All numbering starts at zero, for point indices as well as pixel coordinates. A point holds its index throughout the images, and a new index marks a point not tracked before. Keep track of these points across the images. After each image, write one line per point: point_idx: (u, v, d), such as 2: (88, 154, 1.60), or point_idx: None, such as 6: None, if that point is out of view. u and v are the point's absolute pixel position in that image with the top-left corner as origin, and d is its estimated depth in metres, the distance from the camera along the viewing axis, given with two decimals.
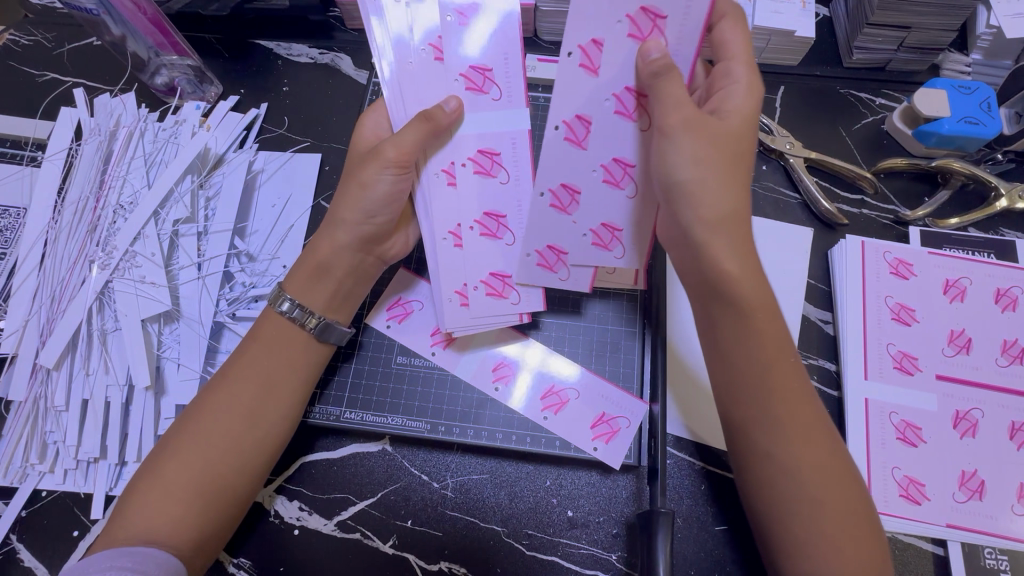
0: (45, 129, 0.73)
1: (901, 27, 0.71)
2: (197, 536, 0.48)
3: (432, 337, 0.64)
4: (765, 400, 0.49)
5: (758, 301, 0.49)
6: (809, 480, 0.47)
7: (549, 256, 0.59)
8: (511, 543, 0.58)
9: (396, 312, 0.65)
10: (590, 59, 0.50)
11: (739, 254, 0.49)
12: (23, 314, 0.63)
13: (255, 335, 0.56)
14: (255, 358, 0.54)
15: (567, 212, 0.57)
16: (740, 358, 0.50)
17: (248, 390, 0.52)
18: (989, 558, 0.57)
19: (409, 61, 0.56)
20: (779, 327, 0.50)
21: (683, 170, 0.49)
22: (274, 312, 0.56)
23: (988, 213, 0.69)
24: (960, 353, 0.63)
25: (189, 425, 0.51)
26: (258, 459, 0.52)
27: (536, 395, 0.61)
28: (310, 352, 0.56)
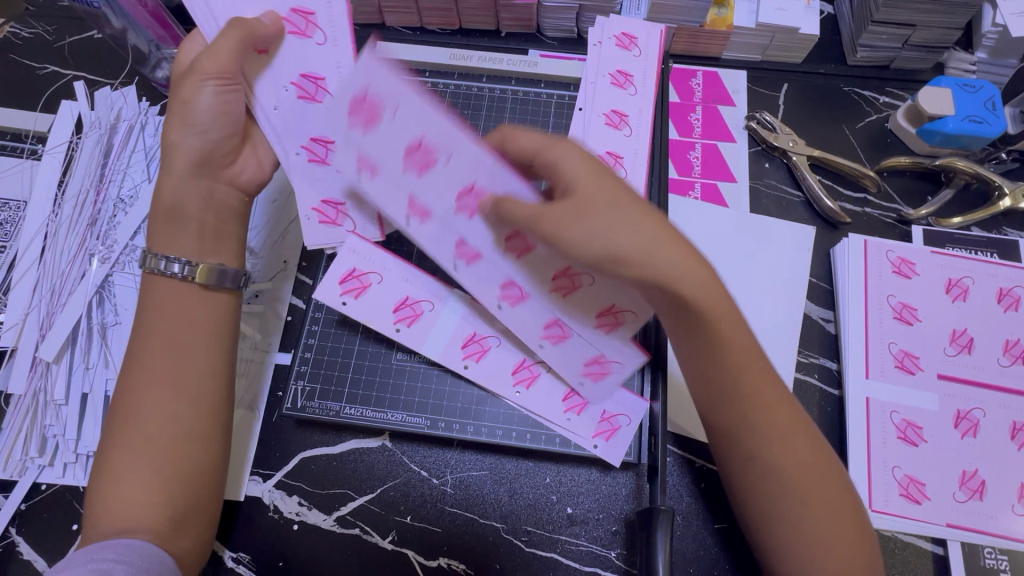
0: (46, 122, 0.72)
1: (906, 25, 0.71)
2: (171, 513, 0.47)
3: (463, 350, 0.60)
4: (744, 413, 0.47)
5: (727, 318, 0.45)
6: (792, 483, 0.46)
7: (605, 319, 0.52)
8: (510, 540, 0.58)
9: (352, 286, 0.60)
10: (455, 145, 0.49)
11: (698, 261, 0.44)
12: (22, 307, 0.63)
13: (150, 307, 0.51)
14: (161, 328, 0.50)
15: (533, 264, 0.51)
16: (714, 376, 0.47)
17: (165, 361, 0.49)
18: (989, 558, 0.57)
19: (299, 151, 0.58)
20: (747, 331, 0.46)
21: (595, 246, 0.43)
22: (153, 275, 0.51)
23: (992, 212, 0.69)
24: (961, 352, 0.63)
25: (120, 415, 0.48)
26: (195, 423, 0.49)
27: (557, 395, 0.59)
28: (213, 304, 0.53)
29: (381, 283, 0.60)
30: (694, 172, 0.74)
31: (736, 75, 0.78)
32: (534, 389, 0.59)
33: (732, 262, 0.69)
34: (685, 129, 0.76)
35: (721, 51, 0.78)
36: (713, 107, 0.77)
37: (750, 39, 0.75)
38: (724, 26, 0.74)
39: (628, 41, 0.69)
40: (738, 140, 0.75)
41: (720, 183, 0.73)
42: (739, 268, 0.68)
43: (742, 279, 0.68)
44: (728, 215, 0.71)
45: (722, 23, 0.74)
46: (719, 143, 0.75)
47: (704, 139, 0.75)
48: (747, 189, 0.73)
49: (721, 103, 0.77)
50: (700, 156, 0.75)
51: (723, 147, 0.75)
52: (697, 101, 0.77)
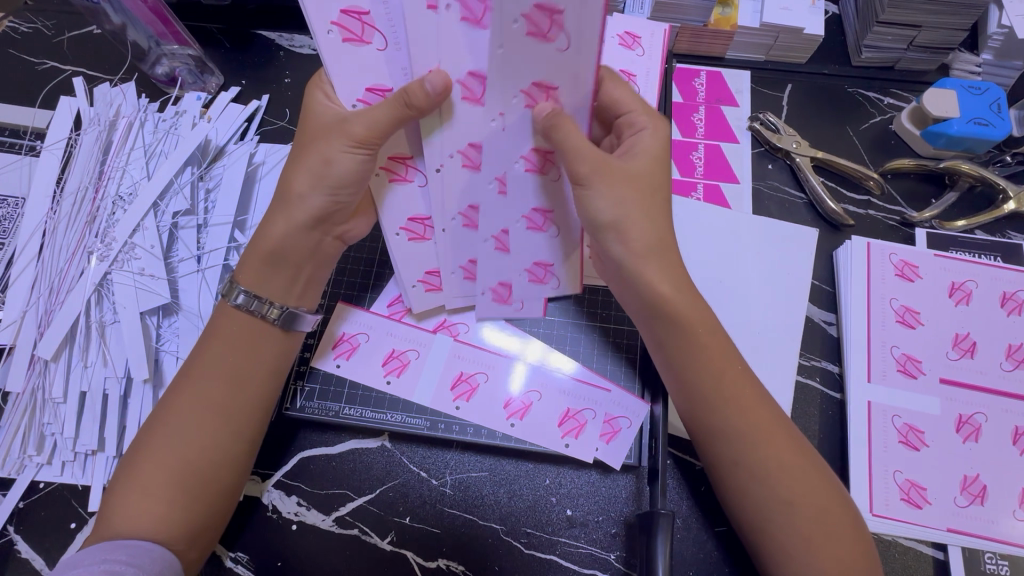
0: (44, 118, 0.72)
1: (911, 26, 0.70)
2: (185, 531, 0.47)
3: (452, 391, 0.61)
4: (723, 410, 0.49)
5: (695, 317, 0.51)
6: (776, 483, 0.47)
7: (537, 270, 0.60)
8: (510, 542, 0.58)
9: (342, 349, 0.62)
10: (471, 90, 0.51)
11: (670, 276, 0.51)
12: (21, 304, 0.63)
13: (213, 332, 0.53)
14: (218, 352, 0.52)
15: (543, 230, 0.58)
16: (694, 373, 0.51)
17: (217, 385, 0.50)
18: (990, 564, 0.57)
19: (329, 30, 0.50)
20: (723, 338, 0.52)
21: (605, 211, 0.50)
22: (229, 307, 0.53)
23: (996, 216, 0.69)
24: (964, 357, 0.62)
25: (160, 425, 0.49)
26: (233, 449, 0.50)
27: (553, 422, 0.60)
28: (277, 342, 0.54)
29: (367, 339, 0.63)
30: (697, 173, 0.73)
31: (740, 74, 0.77)
32: (529, 419, 0.60)
33: (735, 264, 0.68)
34: (688, 129, 0.75)
35: (725, 51, 0.78)
36: (717, 107, 0.76)
37: (755, 38, 0.75)
38: (728, 26, 0.73)
39: (632, 40, 0.69)
40: (741, 140, 0.74)
41: (723, 184, 0.73)
42: (741, 270, 0.68)
43: (745, 282, 0.68)
44: (731, 217, 0.70)
45: (726, 22, 0.73)
46: (722, 143, 0.74)
47: (707, 140, 0.75)
48: (750, 190, 0.73)
49: (725, 103, 0.76)
50: (703, 156, 0.74)
51: (727, 148, 0.74)
52: (700, 101, 0.77)
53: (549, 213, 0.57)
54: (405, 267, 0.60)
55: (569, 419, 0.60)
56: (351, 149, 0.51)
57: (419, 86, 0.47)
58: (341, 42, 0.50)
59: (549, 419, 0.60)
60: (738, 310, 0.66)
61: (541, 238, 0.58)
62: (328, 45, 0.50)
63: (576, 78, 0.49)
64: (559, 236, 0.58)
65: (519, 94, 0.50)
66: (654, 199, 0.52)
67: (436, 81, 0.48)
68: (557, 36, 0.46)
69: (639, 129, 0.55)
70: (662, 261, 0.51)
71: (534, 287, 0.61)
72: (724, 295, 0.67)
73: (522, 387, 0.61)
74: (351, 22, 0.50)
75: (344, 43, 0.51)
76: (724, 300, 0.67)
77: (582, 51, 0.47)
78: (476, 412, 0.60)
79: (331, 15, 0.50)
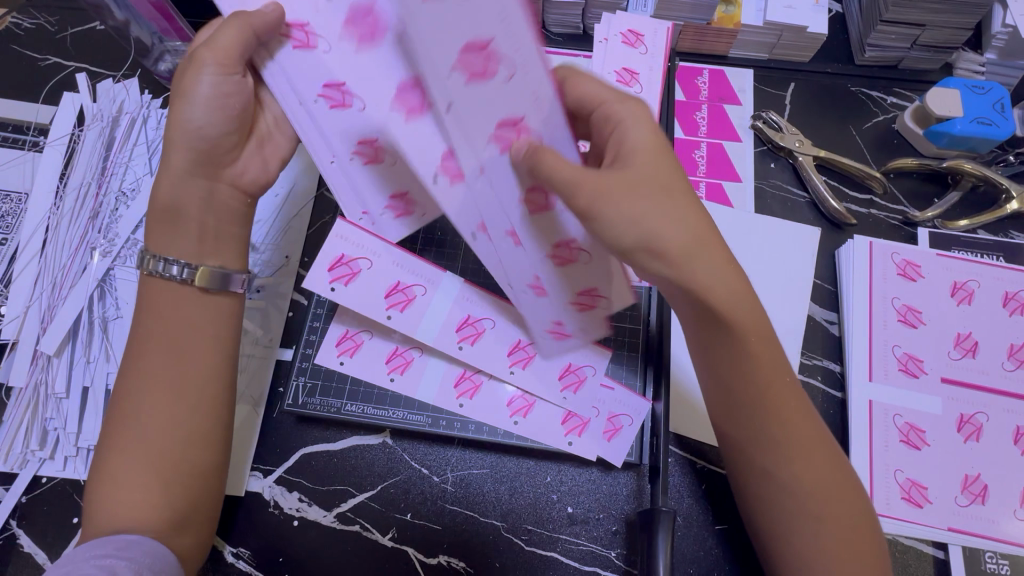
0: (48, 114, 0.72)
1: (915, 25, 0.70)
2: (169, 515, 0.47)
3: (457, 332, 0.58)
4: (763, 427, 0.48)
5: (751, 328, 0.45)
6: (812, 499, 0.47)
7: (584, 299, 0.54)
8: (510, 539, 0.58)
9: (346, 345, 0.60)
10: (450, 165, 0.46)
11: (719, 273, 0.44)
12: (24, 300, 0.63)
13: (144, 309, 0.51)
14: (158, 332, 0.50)
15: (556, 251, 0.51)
16: (740, 389, 0.48)
17: (165, 364, 0.49)
18: (990, 563, 0.57)
19: (315, 99, 0.49)
20: (774, 350, 0.47)
21: (627, 233, 0.44)
22: (148, 277, 0.51)
23: (999, 215, 0.68)
24: (966, 356, 0.62)
25: (119, 419, 0.48)
26: (196, 427, 0.49)
27: (556, 417, 0.60)
28: (210, 310, 0.52)
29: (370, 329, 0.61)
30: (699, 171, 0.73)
31: (743, 73, 0.77)
32: (532, 417, 0.60)
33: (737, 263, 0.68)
34: (690, 128, 0.75)
35: (728, 49, 0.77)
36: (719, 106, 0.76)
37: (758, 37, 0.75)
38: (732, 24, 0.73)
39: (635, 37, 0.69)
40: (744, 139, 0.75)
41: (725, 183, 0.73)
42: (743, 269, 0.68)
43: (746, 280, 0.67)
44: (733, 215, 0.70)
45: (730, 20, 0.73)
46: (725, 142, 0.74)
47: (710, 138, 0.75)
48: (752, 189, 0.72)
49: (727, 102, 0.76)
50: (705, 154, 0.74)
51: (729, 146, 0.74)
52: (703, 100, 0.77)
53: (574, 243, 0.51)
54: (368, 195, 0.55)
55: (573, 416, 0.59)
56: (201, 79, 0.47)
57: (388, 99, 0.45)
58: (329, 110, 0.49)
59: (552, 413, 0.60)
60: None
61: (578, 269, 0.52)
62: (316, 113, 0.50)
63: (535, 100, 0.44)
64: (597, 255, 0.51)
65: (412, 75, 0.46)
66: (673, 197, 0.45)
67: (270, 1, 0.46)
68: (498, 66, 0.41)
69: (617, 122, 0.49)
70: (715, 265, 0.44)
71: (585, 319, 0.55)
72: None
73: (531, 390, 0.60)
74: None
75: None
76: None
77: (530, 68, 0.42)
78: (481, 410, 0.60)
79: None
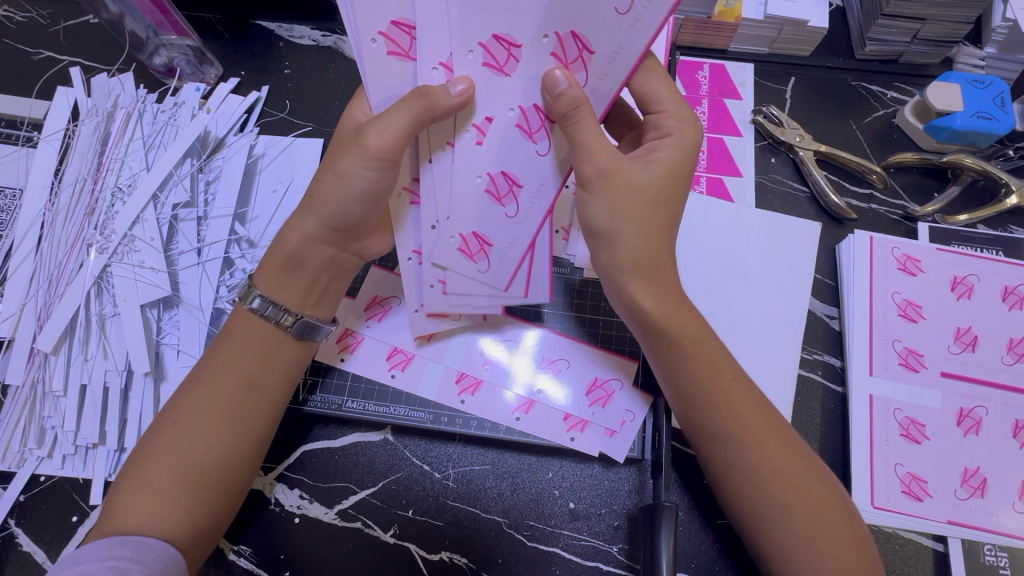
0: (41, 109, 0.71)
1: (916, 19, 0.70)
2: (192, 531, 0.47)
3: (482, 354, 0.62)
4: (715, 419, 0.49)
5: (686, 331, 0.50)
6: (780, 490, 0.47)
7: (530, 237, 0.52)
8: (512, 534, 0.58)
9: (348, 343, 0.62)
10: (495, 58, 0.46)
11: (657, 290, 0.50)
12: (19, 297, 0.62)
13: (228, 334, 0.52)
14: (229, 353, 0.51)
15: (562, 184, 0.50)
16: (690, 388, 0.50)
17: (228, 388, 0.49)
18: (989, 555, 0.57)
19: None
20: (712, 344, 0.51)
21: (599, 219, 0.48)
22: (245, 311, 0.52)
23: (998, 210, 0.68)
24: (965, 350, 0.63)
25: (165, 428, 0.48)
26: (242, 453, 0.50)
27: (557, 415, 0.60)
28: (287, 348, 0.53)
29: (372, 328, 0.63)
30: (699, 166, 0.73)
31: (743, 68, 0.77)
32: (534, 412, 0.60)
33: (736, 258, 0.68)
34: None
35: (729, 43, 0.77)
36: (720, 100, 0.76)
37: (759, 30, 0.74)
38: (732, 18, 0.72)
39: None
40: (745, 134, 0.74)
41: (726, 177, 0.72)
42: (741, 264, 0.68)
43: (746, 277, 0.67)
44: (732, 210, 0.70)
45: (731, 14, 0.72)
46: (725, 137, 0.74)
47: (710, 133, 0.74)
48: (753, 184, 0.72)
49: (728, 96, 0.76)
50: (706, 149, 0.74)
51: (730, 141, 0.74)
52: (704, 94, 0.76)
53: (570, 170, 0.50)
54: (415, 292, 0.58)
55: (574, 412, 0.60)
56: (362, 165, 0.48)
57: (443, 90, 0.45)
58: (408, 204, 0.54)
59: (552, 411, 0.60)
60: (741, 304, 0.66)
61: (496, 211, 0.51)
62: (370, 54, 0.48)
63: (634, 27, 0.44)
64: (517, 216, 0.51)
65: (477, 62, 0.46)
66: (657, 215, 0.49)
67: (459, 87, 0.46)
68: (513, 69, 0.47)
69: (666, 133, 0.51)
70: (651, 277, 0.49)
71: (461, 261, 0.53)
72: (728, 288, 0.67)
73: (524, 389, 0.61)
74: (399, 35, 0.47)
75: (388, 56, 0.48)
76: (727, 295, 0.67)
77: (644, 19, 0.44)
78: (480, 405, 0.60)
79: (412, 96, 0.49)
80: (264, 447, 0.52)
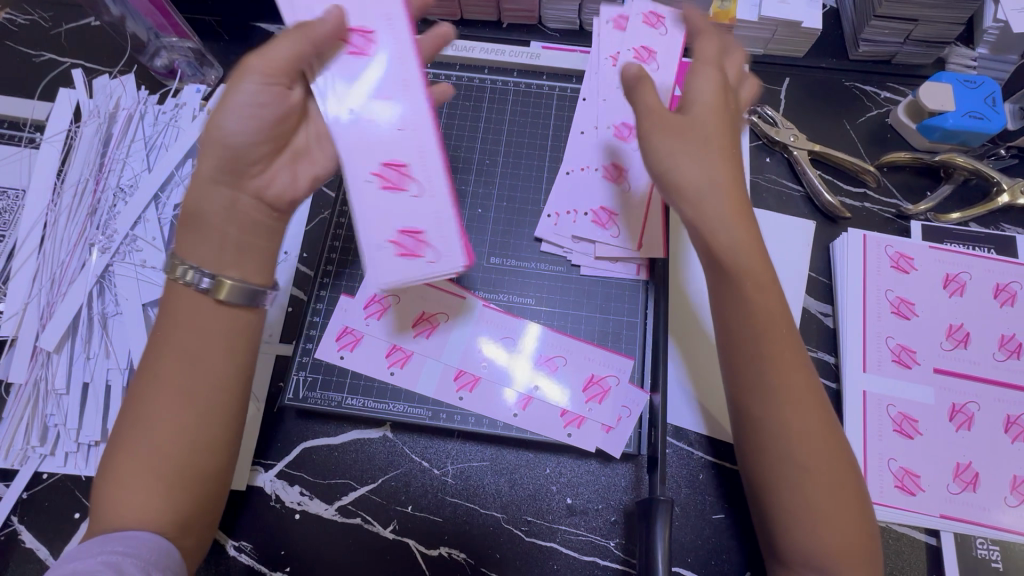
0: (43, 110, 0.72)
1: (908, 20, 0.71)
2: (175, 518, 0.46)
3: (480, 351, 0.63)
4: (755, 365, 0.49)
5: (755, 265, 0.50)
6: (802, 451, 0.47)
7: (602, 214, 0.66)
8: (510, 530, 0.59)
9: (346, 341, 0.62)
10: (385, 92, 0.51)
11: (730, 225, 0.49)
12: (22, 296, 0.63)
13: (167, 312, 0.49)
14: (174, 331, 0.48)
15: (606, 227, 0.66)
16: (738, 332, 0.50)
17: (175, 369, 0.47)
18: (981, 549, 0.58)
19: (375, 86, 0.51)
20: (772, 296, 0.50)
21: (662, 161, 0.51)
22: (177, 286, 0.49)
23: (989, 208, 0.69)
24: (957, 347, 0.63)
25: (131, 418, 0.47)
26: (205, 433, 0.48)
27: (554, 412, 0.60)
28: (235, 318, 0.50)
29: (372, 326, 0.63)
30: None
31: None
32: (532, 409, 0.61)
33: None
34: None
35: None
36: None
37: (753, 32, 0.75)
38: (727, 19, 0.73)
39: (624, 22, 0.71)
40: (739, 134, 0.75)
41: None
42: None
43: None
44: None
45: (726, 16, 0.73)
46: None
47: None
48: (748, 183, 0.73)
49: None
50: None
51: None
52: None
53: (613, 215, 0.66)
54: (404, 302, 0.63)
55: (571, 409, 0.60)
56: None
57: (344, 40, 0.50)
58: (380, 189, 0.51)
59: (549, 408, 0.61)
60: None
61: (417, 265, 0.50)
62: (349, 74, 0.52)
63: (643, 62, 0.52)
64: (424, 194, 0.51)
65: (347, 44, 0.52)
66: (719, 138, 0.51)
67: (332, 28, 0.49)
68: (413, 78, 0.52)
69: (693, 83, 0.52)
70: (717, 206, 0.50)
71: (406, 265, 0.50)
72: None
73: (524, 386, 0.61)
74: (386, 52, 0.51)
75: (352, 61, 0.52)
76: None
77: None
78: (479, 402, 0.61)
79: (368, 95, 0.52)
80: (232, 425, 0.50)
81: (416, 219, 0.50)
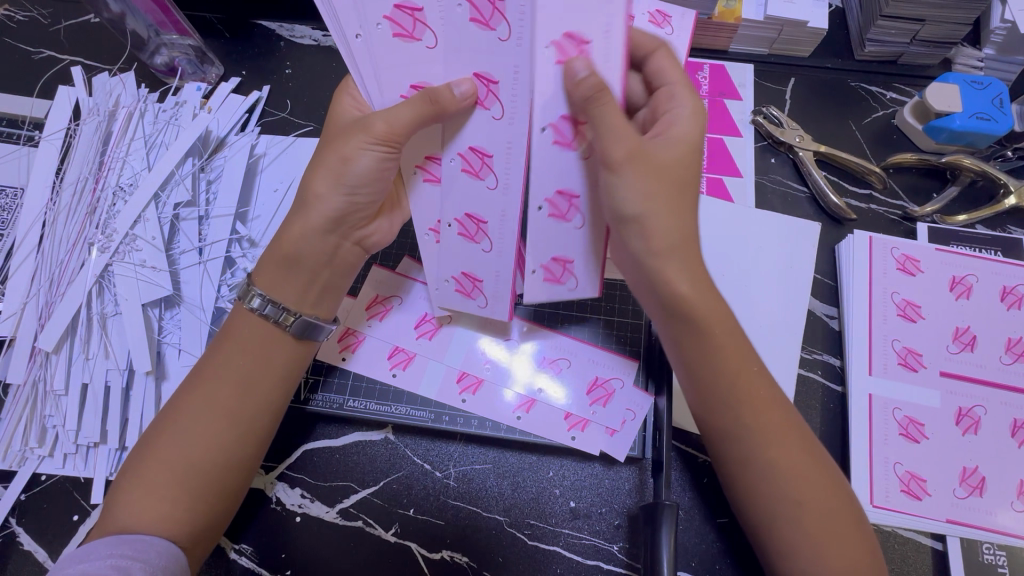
0: (42, 108, 0.71)
1: (915, 20, 0.70)
2: (194, 531, 0.47)
3: (483, 354, 0.62)
4: (731, 408, 0.49)
5: (713, 317, 0.49)
6: (790, 482, 0.47)
7: (465, 282, 0.57)
8: (513, 533, 0.58)
9: (348, 342, 0.62)
10: (480, 13, 0.42)
11: (690, 273, 0.48)
12: (21, 296, 0.62)
13: (228, 334, 0.52)
14: (231, 352, 0.51)
15: (476, 241, 0.53)
16: (712, 380, 0.50)
17: (227, 390, 0.49)
18: (987, 554, 0.58)
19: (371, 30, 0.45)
20: (736, 335, 0.50)
21: (631, 206, 0.47)
22: (245, 310, 0.52)
23: (996, 210, 0.69)
24: (964, 350, 0.63)
25: (166, 428, 0.48)
26: (240, 454, 0.50)
27: (558, 414, 0.60)
28: (292, 352, 0.53)
29: (374, 327, 0.63)
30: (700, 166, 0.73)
31: (743, 69, 0.77)
32: (535, 412, 0.60)
33: (735, 259, 0.68)
34: None
35: (729, 44, 0.77)
36: (720, 101, 0.76)
37: (758, 31, 0.74)
38: (732, 19, 0.72)
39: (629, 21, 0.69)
40: (745, 134, 0.74)
41: (725, 178, 0.73)
42: (740, 265, 0.68)
43: (745, 277, 0.68)
44: (732, 209, 0.70)
45: (730, 15, 0.73)
46: (726, 137, 0.74)
47: (710, 133, 0.75)
48: (753, 184, 0.73)
49: (727, 97, 0.76)
50: (706, 150, 0.74)
51: (730, 141, 0.74)
52: (704, 94, 0.76)
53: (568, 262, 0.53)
54: (442, 261, 0.56)
55: (574, 411, 0.60)
56: (365, 156, 0.48)
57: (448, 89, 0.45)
58: (422, 181, 0.53)
59: (553, 411, 0.60)
60: (739, 304, 0.67)
61: (473, 249, 0.54)
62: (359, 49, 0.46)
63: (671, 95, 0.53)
64: (499, 186, 0.49)
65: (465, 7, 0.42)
66: (684, 193, 0.48)
67: (464, 88, 0.45)
68: (498, 25, 0.43)
69: (678, 104, 0.52)
70: (684, 259, 0.48)
71: (465, 245, 0.54)
72: (727, 288, 0.67)
73: (524, 388, 0.61)
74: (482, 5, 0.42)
75: (393, 40, 0.46)
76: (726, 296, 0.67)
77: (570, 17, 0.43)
78: (480, 404, 0.60)
79: (553, 33, 0.43)
80: (264, 449, 0.52)
81: (465, 204, 0.51)
